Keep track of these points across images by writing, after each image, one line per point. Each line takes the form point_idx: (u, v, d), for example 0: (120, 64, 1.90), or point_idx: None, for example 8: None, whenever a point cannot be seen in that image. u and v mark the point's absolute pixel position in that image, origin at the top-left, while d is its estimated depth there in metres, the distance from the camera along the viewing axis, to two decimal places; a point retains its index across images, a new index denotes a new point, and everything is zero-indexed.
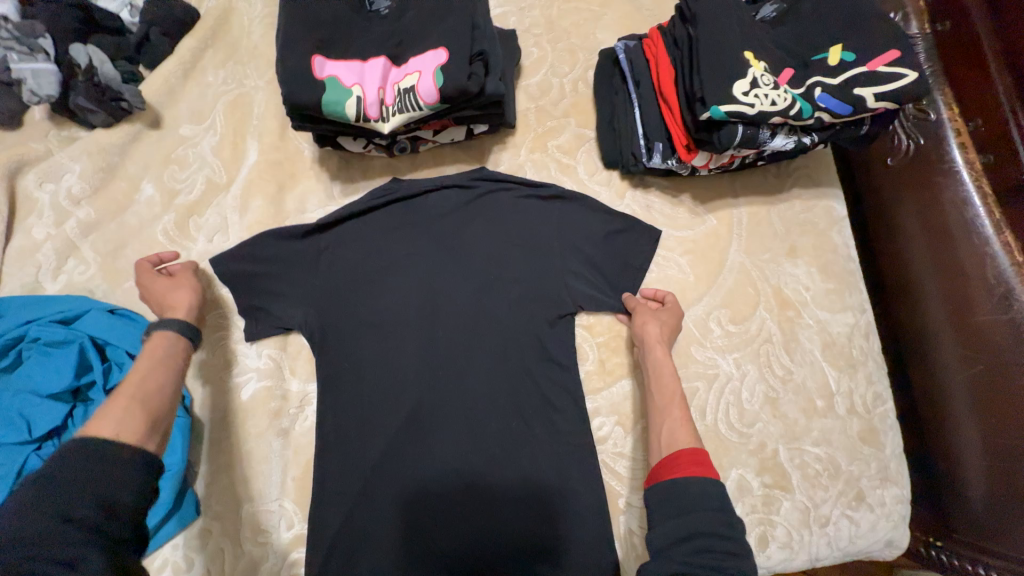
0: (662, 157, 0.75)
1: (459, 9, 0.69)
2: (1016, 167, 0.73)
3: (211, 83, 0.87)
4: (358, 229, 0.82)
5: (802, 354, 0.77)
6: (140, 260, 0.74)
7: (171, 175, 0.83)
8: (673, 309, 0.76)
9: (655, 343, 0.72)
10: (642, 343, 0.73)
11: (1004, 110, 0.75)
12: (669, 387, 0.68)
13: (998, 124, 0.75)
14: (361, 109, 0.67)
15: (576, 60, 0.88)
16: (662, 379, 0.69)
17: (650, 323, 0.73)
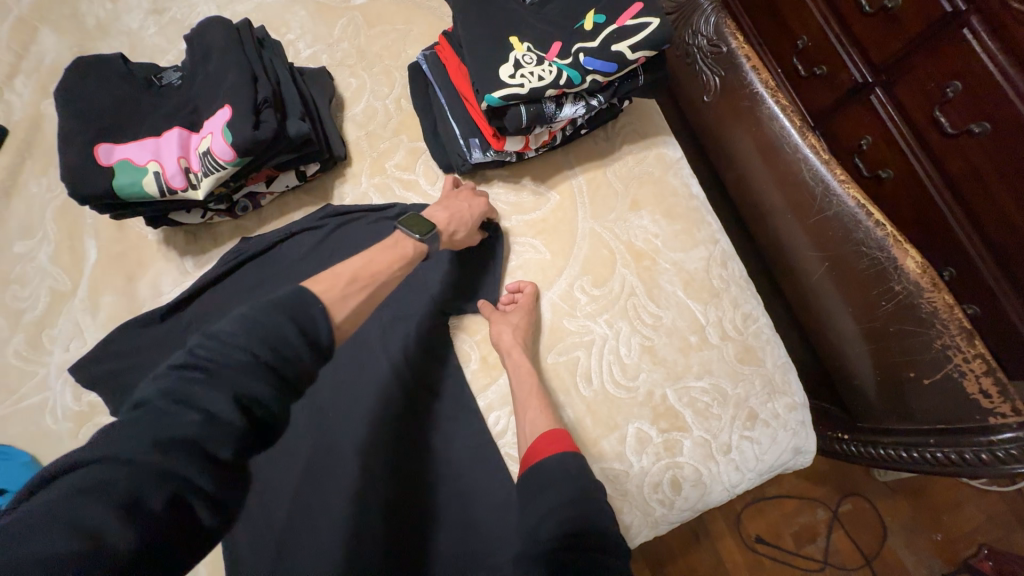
0: (481, 151, 0.78)
1: (239, 63, 0.71)
2: (846, 74, 0.91)
3: (35, 193, 0.85)
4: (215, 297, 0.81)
5: (666, 298, 0.80)
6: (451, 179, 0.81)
7: (12, 295, 0.81)
8: (529, 302, 0.79)
9: (511, 348, 0.75)
10: (501, 351, 0.76)
11: (827, 29, 0.92)
12: (527, 383, 0.73)
13: (825, 39, 0.93)
14: (163, 183, 0.67)
15: (393, 80, 0.91)
16: (521, 378, 0.73)
17: (505, 323, 0.77)
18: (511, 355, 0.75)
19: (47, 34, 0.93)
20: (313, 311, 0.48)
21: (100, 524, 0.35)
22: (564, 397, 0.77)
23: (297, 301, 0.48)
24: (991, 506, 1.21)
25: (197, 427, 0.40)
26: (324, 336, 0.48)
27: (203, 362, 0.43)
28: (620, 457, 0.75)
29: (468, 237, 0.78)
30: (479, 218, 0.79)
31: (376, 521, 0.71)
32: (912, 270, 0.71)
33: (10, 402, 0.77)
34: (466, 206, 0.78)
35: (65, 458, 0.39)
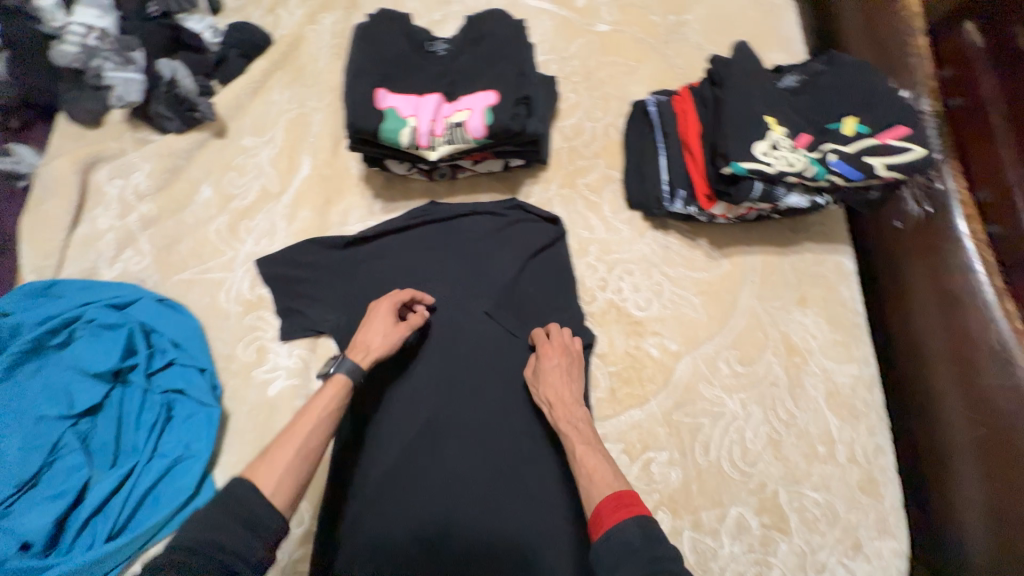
0: (683, 203, 0.81)
1: (511, 58, 0.77)
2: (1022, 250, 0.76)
3: (276, 102, 0.96)
4: (394, 245, 0.88)
5: (806, 400, 0.80)
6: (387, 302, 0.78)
7: (229, 180, 0.91)
8: (573, 355, 0.77)
9: (557, 403, 0.71)
10: (551, 406, 0.72)
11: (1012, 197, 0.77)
12: (584, 429, 0.69)
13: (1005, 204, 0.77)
14: (414, 138, 0.73)
15: (609, 108, 0.96)
16: (578, 422, 0.70)
17: (552, 379, 0.74)
18: (562, 425, 0.70)
19: None
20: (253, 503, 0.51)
21: None
22: (678, 456, 0.78)
23: (238, 502, 0.51)
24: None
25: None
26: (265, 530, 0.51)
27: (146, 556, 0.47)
28: (714, 533, 0.75)
29: (392, 337, 0.72)
30: (386, 315, 0.74)
31: (466, 507, 0.71)
32: None
33: (197, 270, 0.86)
34: (380, 327, 0.72)
35: None
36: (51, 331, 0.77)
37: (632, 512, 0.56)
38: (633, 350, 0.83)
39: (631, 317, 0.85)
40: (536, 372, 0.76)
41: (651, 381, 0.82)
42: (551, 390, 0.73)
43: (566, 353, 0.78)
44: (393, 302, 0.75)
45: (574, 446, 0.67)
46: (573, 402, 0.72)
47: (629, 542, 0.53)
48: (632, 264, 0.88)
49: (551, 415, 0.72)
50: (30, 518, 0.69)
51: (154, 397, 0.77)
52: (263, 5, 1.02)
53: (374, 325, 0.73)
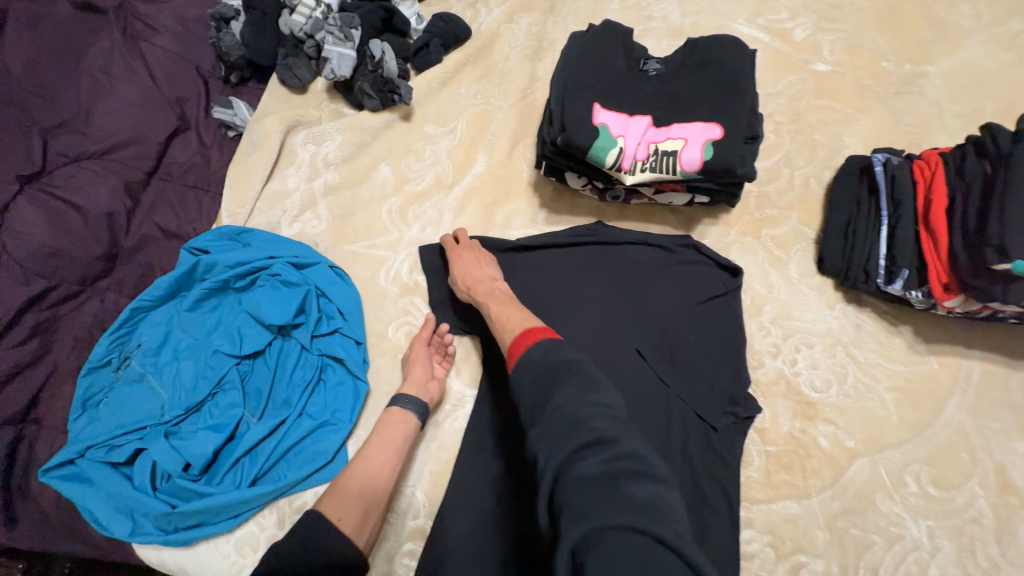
0: (904, 285, 0.70)
1: (740, 91, 0.70)
2: None
3: (463, 94, 0.96)
4: (550, 258, 0.84)
5: (1016, 552, 0.66)
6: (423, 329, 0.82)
7: (407, 163, 0.93)
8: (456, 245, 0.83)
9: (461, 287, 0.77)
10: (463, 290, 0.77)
11: None
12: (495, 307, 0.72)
13: None
14: (619, 160, 0.70)
15: (814, 156, 0.86)
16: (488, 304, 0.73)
17: (472, 266, 0.79)
18: (481, 298, 0.74)
19: None
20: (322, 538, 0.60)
21: None
22: (837, 570, 0.68)
23: (311, 531, 0.60)
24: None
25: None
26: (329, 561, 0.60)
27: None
28: None
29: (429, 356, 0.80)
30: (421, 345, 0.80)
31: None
32: None
33: (365, 245, 0.89)
34: (411, 362, 0.79)
35: None
36: (239, 275, 0.83)
37: (538, 338, 0.61)
38: (799, 434, 0.74)
39: (802, 396, 0.75)
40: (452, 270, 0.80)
41: (815, 475, 0.72)
42: (472, 275, 0.77)
43: (478, 248, 0.83)
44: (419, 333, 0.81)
45: (490, 309, 0.72)
46: (491, 279, 0.77)
47: (532, 359, 0.58)
48: (814, 337, 0.78)
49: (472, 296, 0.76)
50: (193, 443, 0.75)
51: (312, 357, 0.81)
52: None
53: (409, 358, 0.79)
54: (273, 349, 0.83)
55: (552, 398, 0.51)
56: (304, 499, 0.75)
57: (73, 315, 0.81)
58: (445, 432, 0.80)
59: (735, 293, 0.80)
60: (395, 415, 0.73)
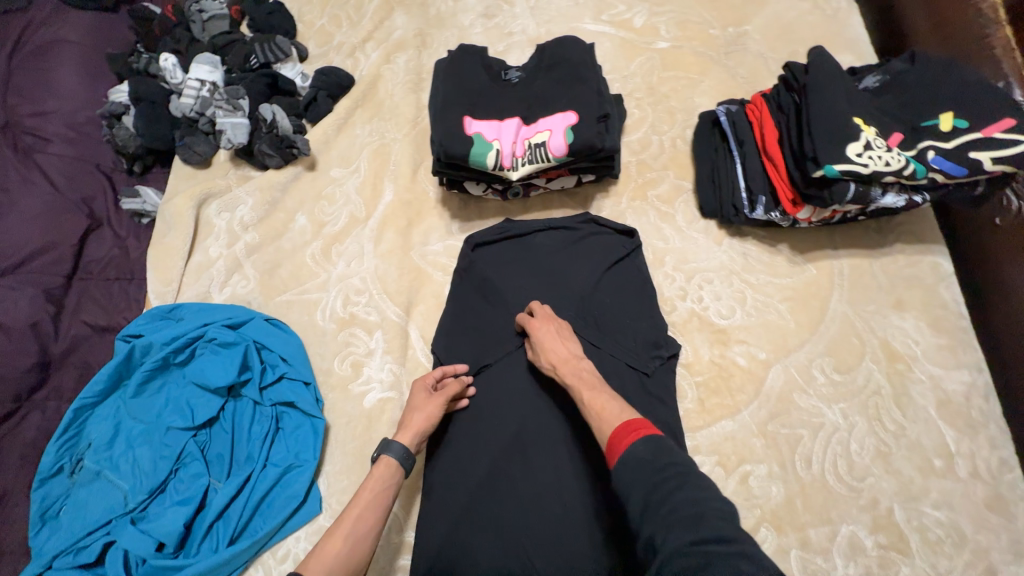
0: (765, 209, 0.81)
1: (586, 80, 0.81)
2: None
3: (358, 135, 1.04)
4: (483, 262, 0.92)
5: (914, 410, 0.76)
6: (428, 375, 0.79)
7: (321, 209, 0.99)
8: (533, 320, 0.78)
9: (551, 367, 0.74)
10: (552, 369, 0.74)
11: None
12: (591, 380, 0.70)
13: None
14: (499, 160, 0.78)
15: (674, 121, 0.98)
16: (588, 378, 0.70)
17: (549, 344, 0.75)
18: (567, 380, 0.70)
19: (400, 15, 1.13)
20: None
21: None
22: (778, 469, 0.75)
23: None
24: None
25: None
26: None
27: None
28: (826, 553, 0.71)
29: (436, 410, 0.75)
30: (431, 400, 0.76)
31: (580, 525, 0.74)
32: None
33: (296, 292, 0.93)
34: (416, 412, 0.75)
35: None
36: (176, 349, 0.85)
37: (642, 432, 0.56)
38: (719, 360, 0.82)
39: (714, 326, 0.84)
40: (533, 346, 0.77)
41: (741, 392, 0.80)
42: (552, 352, 0.74)
43: (553, 320, 0.79)
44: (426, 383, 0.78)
45: (580, 396, 0.67)
46: (574, 357, 0.73)
47: (640, 457, 0.53)
48: (712, 273, 0.87)
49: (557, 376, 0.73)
50: (164, 522, 0.75)
51: (265, 409, 0.84)
52: (343, 50, 1.12)
53: (414, 406, 0.76)
54: (228, 412, 0.84)
55: (667, 498, 0.49)
56: (286, 546, 0.78)
57: (14, 433, 0.81)
58: None
59: (635, 253, 0.89)
60: (390, 466, 0.70)
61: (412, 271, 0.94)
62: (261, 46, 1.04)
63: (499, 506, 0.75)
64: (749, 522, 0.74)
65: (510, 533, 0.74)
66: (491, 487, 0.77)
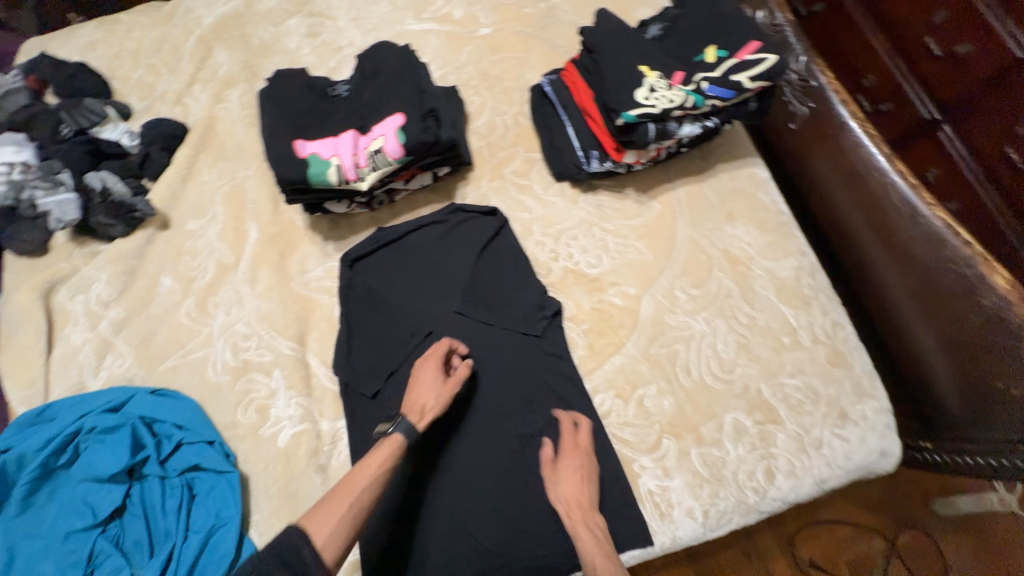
0: (599, 162, 0.90)
1: (407, 80, 0.84)
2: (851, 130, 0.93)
3: (207, 181, 1.00)
4: (368, 272, 0.94)
5: (760, 301, 0.88)
6: (439, 346, 0.81)
7: (185, 265, 0.95)
8: (576, 446, 0.78)
9: (571, 506, 0.74)
10: (563, 508, 0.74)
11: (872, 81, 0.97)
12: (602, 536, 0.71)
13: None
14: (342, 174, 0.80)
15: (512, 99, 1.04)
16: (597, 526, 0.73)
17: (568, 486, 0.75)
18: (574, 531, 0.72)
19: (221, 51, 1.10)
20: (302, 552, 0.58)
21: None
22: (665, 384, 0.84)
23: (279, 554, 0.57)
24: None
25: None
26: (308, 565, 0.58)
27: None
28: (718, 443, 0.81)
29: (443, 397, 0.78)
30: (435, 379, 0.79)
31: (509, 486, 0.79)
32: (1001, 287, 0.77)
33: (180, 355, 0.90)
34: (424, 384, 0.78)
35: None
36: (54, 452, 0.79)
37: None
38: (598, 305, 0.90)
39: (587, 277, 0.92)
40: (552, 472, 0.76)
41: (622, 327, 0.88)
42: (568, 495, 0.74)
43: (581, 449, 0.78)
44: (436, 362, 0.80)
45: (593, 560, 0.69)
46: (590, 506, 0.74)
47: None
48: (575, 229, 0.95)
49: (569, 521, 0.73)
50: None
51: (173, 481, 0.81)
52: (169, 98, 1.07)
53: (426, 382, 0.78)
54: (134, 498, 0.79)
55: None
56: None
57: None
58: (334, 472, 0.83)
59: (503, 228, 0.95)
60: (398, 441, 0.72)
61: (296, 301, 0.94)
62: (69, 113, 0.99)
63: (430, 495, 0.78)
64: (651, 438, 0.82)
65: (443, 516, 0.77)
66: (420, 483, 0.79)
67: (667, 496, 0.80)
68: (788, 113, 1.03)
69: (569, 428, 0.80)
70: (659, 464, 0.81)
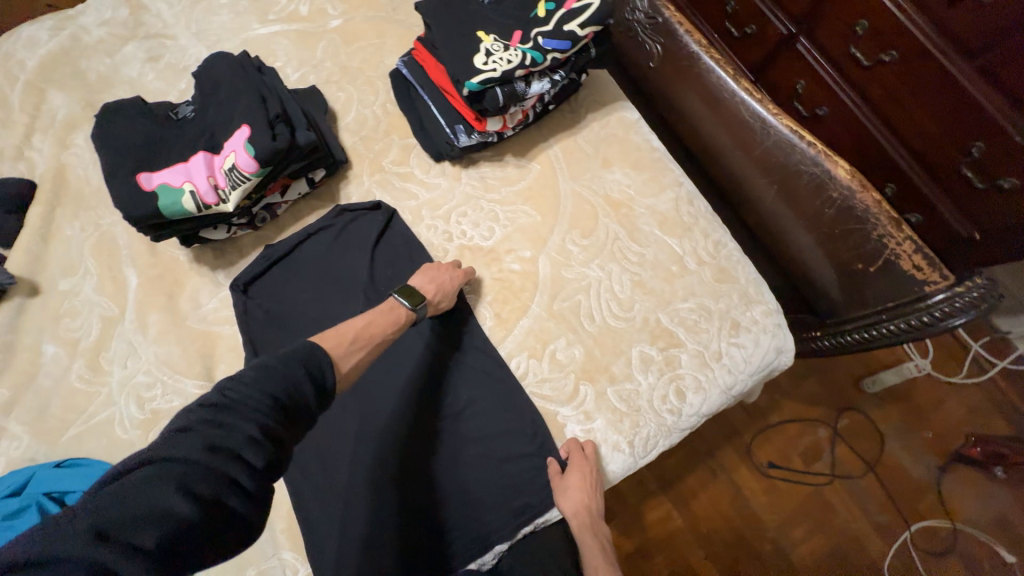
0: (466, 135, 0.90)
1: (248, 89, 0.81)
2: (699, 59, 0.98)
3: (71, 235, 0.94)
4: (264, 293, 0.91)
5: (646, 237, 0.92)
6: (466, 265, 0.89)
7: (67, 327, 0.90)
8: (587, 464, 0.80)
9: (579, 522, 0.80)
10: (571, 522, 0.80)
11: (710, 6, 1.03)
12: (602, 538, 0.82)
13: None
14: (199, 200, 0.77)
15: (376, 88, 1.01)
16: (598, 532, 0.82)
17: (577, 500, 0.78)
18: (581, 532, 0.80)
19: (54, 93, 1.01)
20: (322, 361, 0.61)
21: (190, 502, 0.46)
22: (573, 335, 0.88)
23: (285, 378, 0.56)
24: (943, 392, 1.59)
25: (245, 440, 0.50)
26: (326, 373, 0.60)
27: (233, 394, 0.53)
28: (629, 377, 0.86)
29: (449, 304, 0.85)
30: (454, 286, 0.85)
31: (444, 465, 0.82)
32: (843, 177, 0.84)
33: (82, 421, 0.86)
34: (447, 279, 0.85)
35: (163, 453, 0.48)
36: None
37: None
38: (499, 275, 0.92)
39: (483, 250, 0.93)
40: (559, 495, 0.79)
41: (524, 291, 0.91)
42: (577, 503, 0.78)
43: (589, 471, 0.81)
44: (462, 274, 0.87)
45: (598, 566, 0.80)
46: (596, 519, 0.81)
47: None
48: (463, 206, 0.96)
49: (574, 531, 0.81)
50: None
51: None
52: (5, 154, 0.97)
53: (450, 280, 0.85)
54: None
55: None
56: None
57: None
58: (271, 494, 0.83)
59: (392, 220, 0.94)
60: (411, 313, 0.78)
61: (195, 338, 0.90)
62: None
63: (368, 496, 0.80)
64: (568, 388, 0.86)
65: (385, 510, 0.79)
66: (355, 486, 0.80)
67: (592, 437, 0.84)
68: (646, 52, 1.07)
69: (580, 445, 0.83)
70: (580, 410, 0.85)
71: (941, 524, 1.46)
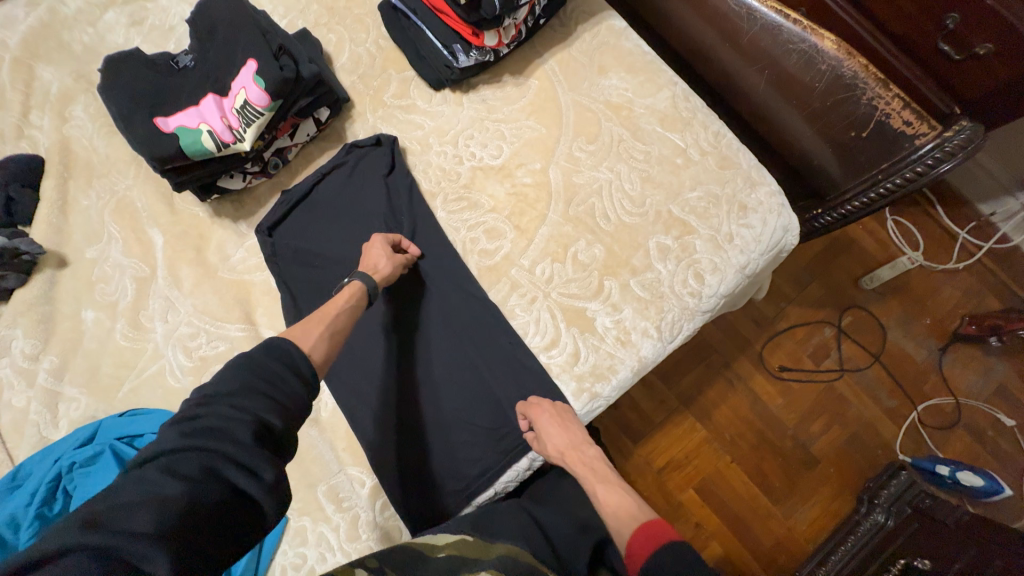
0: (465, 54, 0.92)
1: (248, 26, 0.82)
2: None
3: (88, 205, 0.95)
4: (290, 234, 0.94)
5: (649, 135, 0.96)
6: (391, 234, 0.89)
7: (101, 292, 0.92)
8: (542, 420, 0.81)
9: (568, 463, 0.80)
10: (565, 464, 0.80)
11: None
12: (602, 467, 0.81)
13: None
14: (216, 138, 0.79)
15: (366, 25, 1.02)
16: (596, 462, 0.81)
17: (552, 443, 0.80)
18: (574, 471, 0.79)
19: (44, 68, 1.01)
20: (292, 349, 0.63)
21: (171, 483, 0.49)
22: (592, 234, 0.92)
23: (254, 368, 0.59)
24: (940, 278, 1.66)
25: (222, 422, 0.54)
26: (302, 361, 0.63)
27: (207, 391, 0.57)
28: (649, 267, 0.91)
29: (395, 263, 0.85)
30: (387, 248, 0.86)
31: (485, 368, 0.88)
32: (830, 49, 0.88)
33: (134, 376, 0.89)
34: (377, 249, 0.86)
35: (149, 451, 0.52)
36: (45, 501, 0.77)
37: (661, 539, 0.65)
38: (513, 189, 0.95)
39: (495, 168, 0.96)
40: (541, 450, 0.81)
41: (539, 201, 0.94)
42: (556, 448, 0.79)
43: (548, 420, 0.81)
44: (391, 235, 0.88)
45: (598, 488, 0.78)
46: (581, 446, 0.81)
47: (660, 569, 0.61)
48: (468, 129, 0.98)
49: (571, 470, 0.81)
50: None
51: None
52: (6, 134, 0.97)
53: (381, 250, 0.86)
54: None
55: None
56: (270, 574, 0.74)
57: None
58: (329, 419, 0.89)
59: (400, 153, 0.97)
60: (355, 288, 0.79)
61: (228, 287, 0.93)
62: None
63: (426, 404, 0.87)
64: (593, 285, 0.91)
65: (436, 414, 0.86)
66: (408, 397, 0.87)
67: (621, 327, 0.89)
68: None
69: (533, 404, 0.83)
70: (607, 304, 0.90)
71: (945, 400, 1.56)
